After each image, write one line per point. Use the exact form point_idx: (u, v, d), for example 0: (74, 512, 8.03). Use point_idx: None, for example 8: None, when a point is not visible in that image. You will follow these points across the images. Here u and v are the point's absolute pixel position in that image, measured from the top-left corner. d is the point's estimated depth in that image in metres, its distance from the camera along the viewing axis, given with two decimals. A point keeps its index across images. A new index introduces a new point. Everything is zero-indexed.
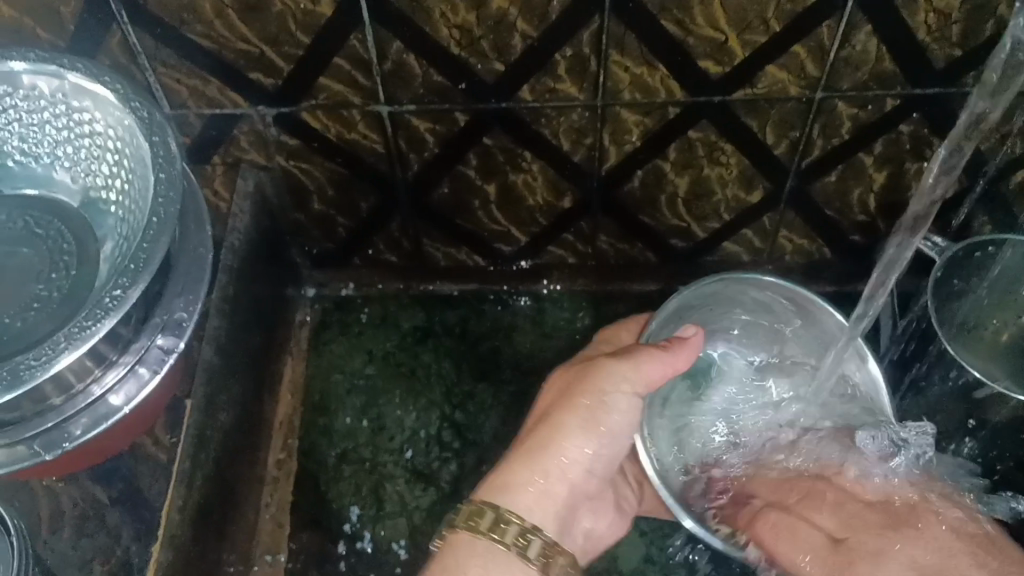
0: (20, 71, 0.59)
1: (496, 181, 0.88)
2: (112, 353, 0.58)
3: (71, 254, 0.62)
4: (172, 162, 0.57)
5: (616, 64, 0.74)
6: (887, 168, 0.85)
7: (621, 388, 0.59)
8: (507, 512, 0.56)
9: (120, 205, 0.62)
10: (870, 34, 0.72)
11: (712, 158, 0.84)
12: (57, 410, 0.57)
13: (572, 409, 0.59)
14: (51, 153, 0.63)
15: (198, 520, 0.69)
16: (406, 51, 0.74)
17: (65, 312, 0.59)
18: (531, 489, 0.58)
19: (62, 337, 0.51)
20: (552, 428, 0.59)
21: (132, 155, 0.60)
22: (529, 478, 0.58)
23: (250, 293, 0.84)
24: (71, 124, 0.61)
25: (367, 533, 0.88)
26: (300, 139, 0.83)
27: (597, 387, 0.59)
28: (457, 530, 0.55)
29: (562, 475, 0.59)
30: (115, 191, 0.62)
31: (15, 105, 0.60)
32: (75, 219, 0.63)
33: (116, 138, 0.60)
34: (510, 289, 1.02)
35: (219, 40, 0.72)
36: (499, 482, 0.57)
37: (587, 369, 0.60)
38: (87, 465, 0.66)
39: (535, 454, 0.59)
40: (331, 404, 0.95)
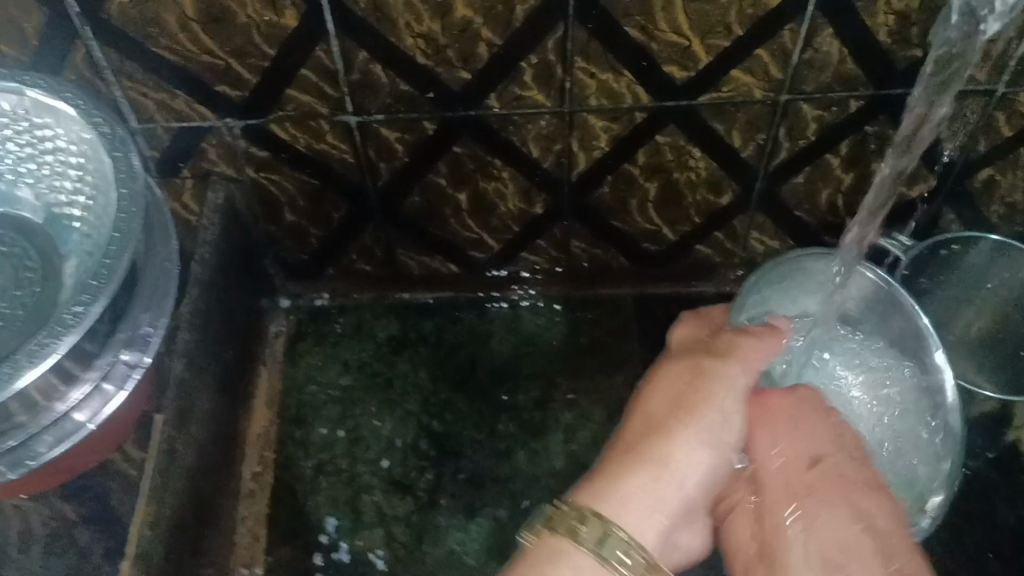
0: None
1: (466, 189, 0.88)
2: (78, 369, 0.57)
3: (34, 270, 0.61)
4: (134, 178, 0.57)
5: (581, 70, 0.75)
6: (854, 168, 0.85)
7: (729, 398, 0.56)
8: (616, 528, 0.49)
9: (85, 221, 0.62)
10: (832, 36, 0.72)
11: (681, 162, 0.85)
12: (22, 428, 0.56)
13: (694, 414, 0.54)
14: (13, 170, 0.63)
15: (172, 535, 0.69)
16: (372, 62, 0.74)
17: (31, 326, 0.58)
18: (643, 502, 0.51)
19: (24, 353, 0.51)
20: (653, 436, 0.53)
21: (95, 171, 0.60)
22: (641, 489, 0.51)
23: (223, 304, 0.84)
24: (33, 140, 0.61)
25: (344, 543, 0.87)
26: (269, 151, 0.83)
27: (709, 394, 0.55)
28: (551, 535, 0.48)
29: (677, 490, 0.52)
30: (79, 207, 0.62)
31: None
32: (37, 236, 0.62)
33: (78, 154, 0.60)
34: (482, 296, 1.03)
35: (183, 53, 0.72)
36: (601, 488, 0.51)
37: (696, 379, 0.56)
38: (56, 483, 0.66)
39: (634, 463, 0.52)
40: (307, 416, 0.95)
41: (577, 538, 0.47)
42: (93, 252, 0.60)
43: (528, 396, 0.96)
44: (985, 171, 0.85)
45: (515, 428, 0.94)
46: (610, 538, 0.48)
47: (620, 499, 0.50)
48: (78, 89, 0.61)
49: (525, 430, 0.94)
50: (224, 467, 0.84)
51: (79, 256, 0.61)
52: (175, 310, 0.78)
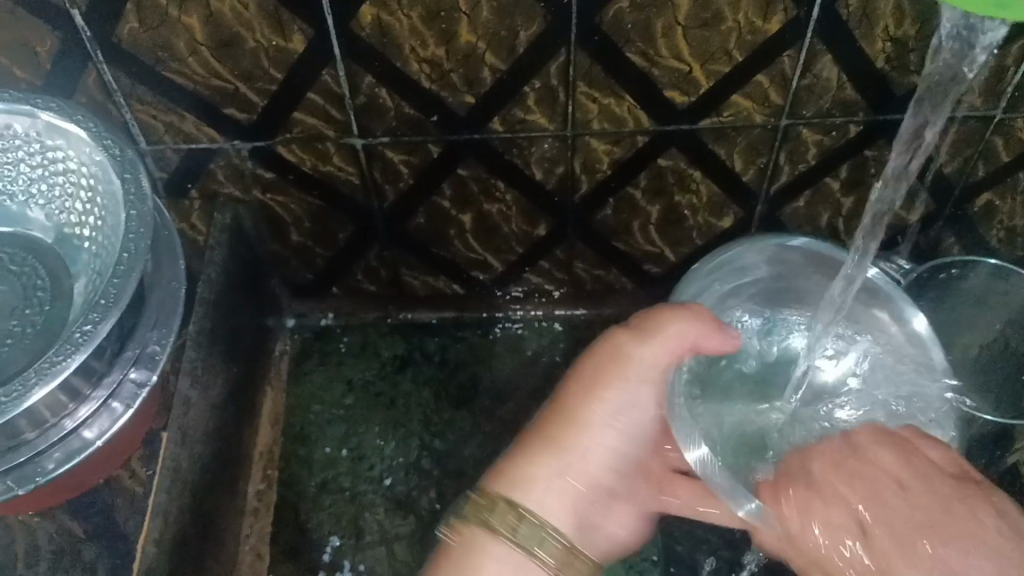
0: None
1: (471, 210, 0.89)
2: (86, 387, 0.58)
3: (45, 289, 0.62)
4: (144, 199, 0.58)
5: (584, 95, 0.76)
6: (854, 192, 0.86)
7: (641, 375, 0.65)
8: (523, 508, 0.60)
9: (95, 240, 0.63)
10: (831, 63, 0.73)
11: (682, 185, 0.86)
12: (30, 444, 0.57)
13: (592, 407, 0.65)
14: (26, 192, 0.64)
15: (175, 552, 0.69)
16: (378, 86, 0.75)
17: (40, 343, 0.59)
18: (552, 479, 0.62)
19: (34, 371, 0.52)
20: (572, 426, 0.64)
21: (105, 192, 0.61)
22: (553, 469, 0.63)
23: (229, 325, 0.85)
24: (44, 162, 0.62)
25: (346, 562, 0.88)
26: (276, 172, 0.84)
27: (610, 386, 0.65)
28: (464, 527, 0.60)
29: (584, 471, 0.64)
30: (89, 227, 0.63)
31: None
32: (48, 255, 0.63)
33: (89, 175, 0.61)
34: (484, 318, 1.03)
35: (192, 76, 0.74)
36: (516, 471, 0.62)
37: (607, 362, 0.66)
38: (62, 499, 0.67)
39: (552, 445, 0.63)
40: (311, 434, 0.96)
41: (501, 530, 0.59)
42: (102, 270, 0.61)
43: (530, 415, 0.96)
44: (985, 197, 0.86)
45: (518, 447, 0.94)
46: (536, 529, 0.60)
47: (525, 484, 0.62)
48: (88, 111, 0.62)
49: None
50: (228, 484, 0.84)
51: (88, 274, 0.62)
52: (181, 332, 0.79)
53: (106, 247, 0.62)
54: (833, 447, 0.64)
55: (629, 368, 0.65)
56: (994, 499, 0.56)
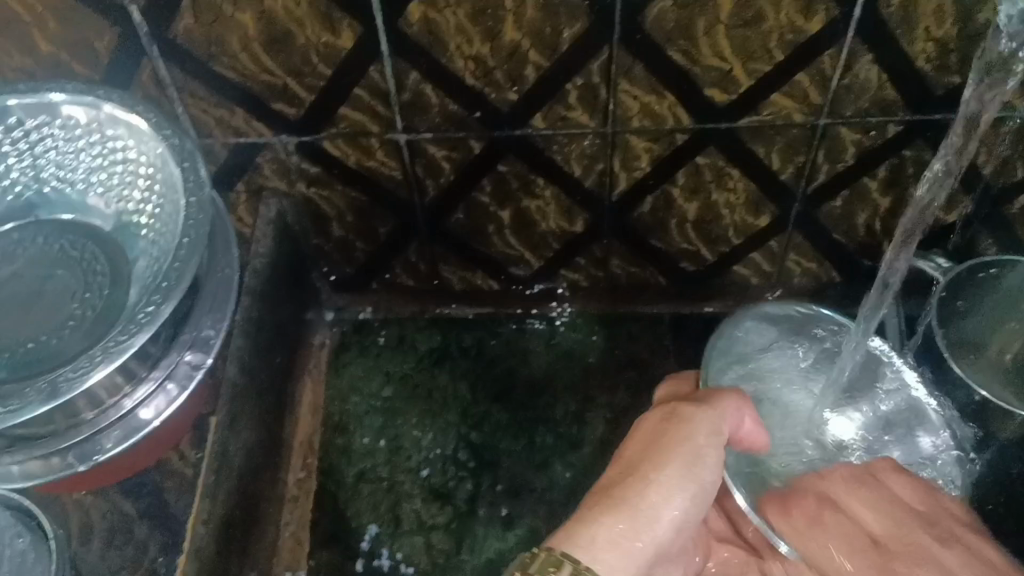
0: (59, 102, 0.63)
1: (510, 206, 0.90)
2: (143, 369, 0.60)
3: (105, 274, 0.64)
4: (201, 185, 0.61)
5: (625, 93, 0.77)
6: (891, 192, 0.87)
7: (714, 439, 0.57)
8: (583, 567, 0.50)
9: (152, 227, 0.64)
10: (871, 63, 0.74)
11: (720, 183, 0.87)
12: (90, 423, 0.59)
13: (660, 462, 0.56)
14: (87, 180, 0.66)
15: (222, 534, 0.71)
16: (423, 82, 0.77)
17: (100, 328, 0.61)
18: (607, 538, 0.53)
19: (99, 350, 0.54)
20: (634, 478, 0.56)
21: (163, 180, 0.63)
22: (614, 530, 0.53)
23: (273, 316, 0.87)
24: (104, 153, 0.65)
25: (384, 550, 0.89)
26: (321, 166, 0.86)
27: (679, 439, 0.57)
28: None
29: (653, 536, 0.54)
30: (147, 215, 0.65)
31: (52, 134, 0.64)
32: (109, 241, 0.65)
33: (147, 164, 0.64)
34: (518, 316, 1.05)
35: (243, 72, 0.76)
36: (573, 527, 0.53)
37: (672, 426, 0.57)
38: (116, 480, 0.69)
39: (618, 504, 0.54)
40: (350, 424, 0.98)
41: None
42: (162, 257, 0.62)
43: (565, 410, 0.98)
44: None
45: (553, 441, 0.96)
46: None
47: (589, 540, 0.52)
48: (147, 105, 0.65)
49: (562, 443, 0.95)
50: (270, 471, 0.86)
51: (147, 259, 0.64)
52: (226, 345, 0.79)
53: (162, 233, 0.64)
54: (850, 468, 0.62)
55: (688, 439, 0.57)
56: (976, 540, 0.57)
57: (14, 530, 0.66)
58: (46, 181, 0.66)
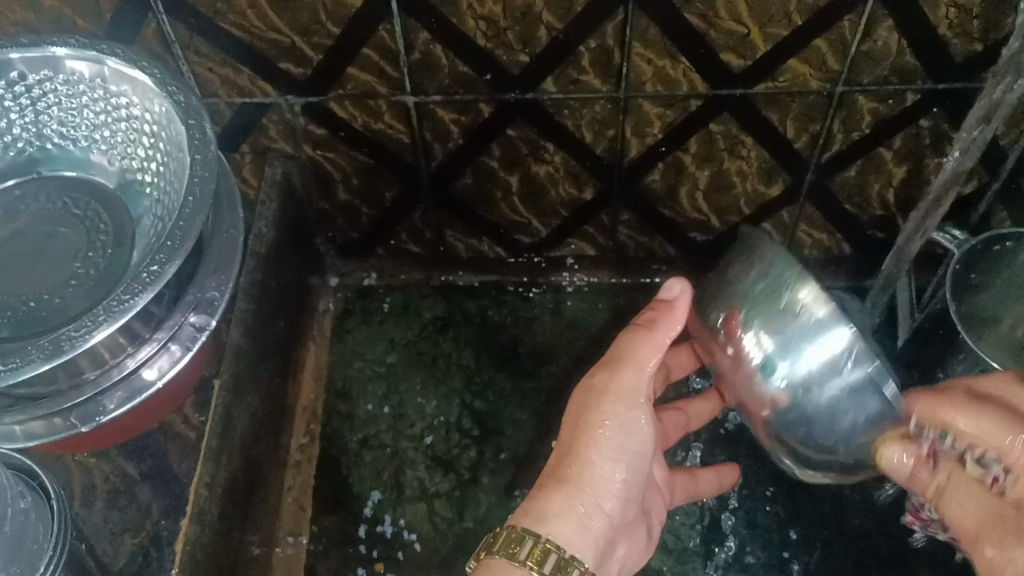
0: (61, 56, 0.61)
1: (518, 172, 0.89)
2: (146, 331, 0.59)
3: (108, 233, 0.63)
4: (205, 143, 0.58)
5: (639, 56, 0.76)
6: (906, 163, 0.85)
7: (626, 404, 0.60)
8: (545, 540, 0.57)
9: (156, 187, 0.64)
10: (891, 29, 0.72)
11: (733, 151, 0.85)
12: (92, 383, 0.58)
13: (586, 444, 0.60)
14: (89, 136, 0.65)
15: (224, 498, 0.71)
16: (433, 42, 0.75)
17: (100, 289, 0.60)
18: (566, 510, 0.59)
19: (104, 309, 0.52)
20: (574, 461, 0.60)
21: (168, 138, 0.62)
22: (565, 503, 0.59)
23: (277, 280, 0.86)
24: (110, 108, 0.63)
25: (387, 516, 0.89)
26: (327, 128, 0.84)
27: (598, 411, 0.60)
28: (491, 557, 0.56)
29: (601, 505, 0.60)
30: (151, 173, 0.64)
31: (54, 89, 0.62)
32: (112, 198, 0.65)
33: (152, 122, 0.62)
34: (524, 282, 1.04)
35: (250, 30, 0.74)
36: (529, 509, 0.59)
37: (591, 396, 0.61)
38: (117, 442, 0.68)
39: (563, 483, 0.60)
40: (354, 391, 0.97)
41: (530, 563, 0.55)
42: (164, 218, 0.61)
43: (571, 379, 0.97)
44: None
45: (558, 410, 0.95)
46: (552, 555, 0.56)
47: (547, 514, 0.59)
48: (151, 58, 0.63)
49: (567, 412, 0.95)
50: (273, 436, 0.86)
51: (152, 218, 0.63)
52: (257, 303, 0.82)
53: (166, 193, 0.63)
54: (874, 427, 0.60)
55: (614, 399, 0.60)
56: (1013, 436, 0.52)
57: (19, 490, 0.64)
58: (48, 136, 0.65)
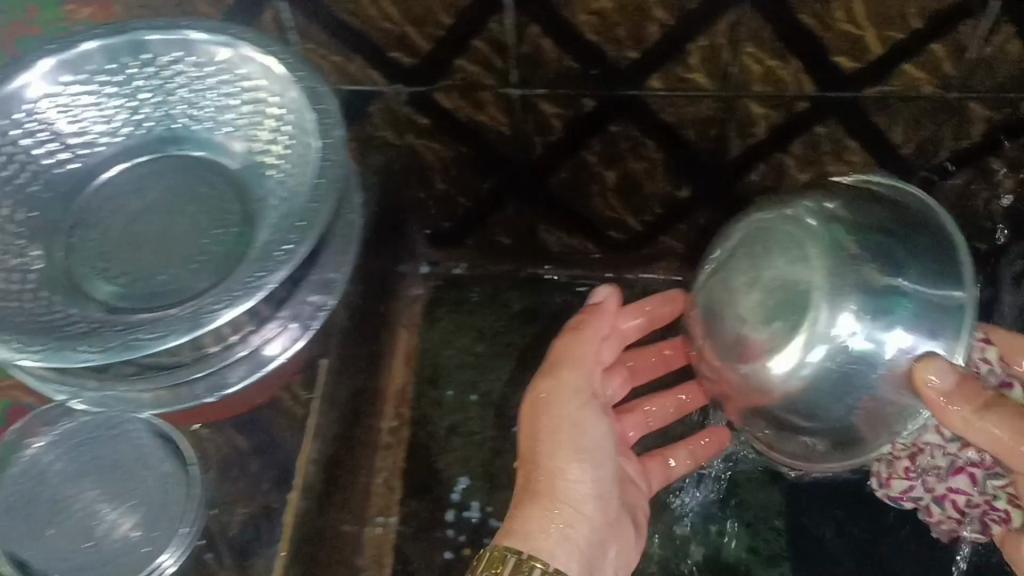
0: (195, 39, 0.64)
1: (616, 168, 0.89)
2: (267, 309, 0.61)
3: (234, 213, 0.64)
4: (336, 126, 0.63)
5: (750, 56, 0.76)
6: (1016, 173, 0.84)
7: (574, 398, 0.67)
8: (527, 558, 0.60)
9: (281, 167, 0.65)
10: (1011, 36, 0.71)
11: (836, 155, 0.84)
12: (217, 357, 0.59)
13: (552, 452, 0.65)
14: (215, 120, 0.66)
15: (327, 475, 0.73)
16: (543, 36, 0.76)
17: (232, 263, 0.61)
18: (554, 530, 0.63)
19: (242, 284, 0.55)
20: (541, 472, 0.65)
21: (292, 120, 0.64)
22: (544, 519, 0.63)
23: (376, 265, 0.88)
24: (237, 92, 0.66)
25: (473, 503, 0.90)
26: (432, 118, 0.86)
27: (552, 412, 0.66)
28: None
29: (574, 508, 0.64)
30: (276, 154, 0.65)
31: (185, 70, 0.66)
32: (237, 181, 0.66)
33: (277, 103, 0.65)
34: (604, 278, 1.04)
35: (365, 20, 0.76)
36: (511, 529, 0.63)
37: (539, 407, 0.67)
38: (234, 416, 0.69)
39: (537, 497, 0.64)
40: (442, 377, 0.99)
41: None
42: (292, 200, 0.62)
43: None
44: None
45: None
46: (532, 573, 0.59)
47: (526, 536, 0.62)
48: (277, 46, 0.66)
49: None
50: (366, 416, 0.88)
51: (276, 197, 0.64)
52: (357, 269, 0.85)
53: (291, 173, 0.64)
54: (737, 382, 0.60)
55: (550, 406, 0.66)
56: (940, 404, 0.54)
57: (159, 454, 0.66)
58: (175, 119, 0.66)
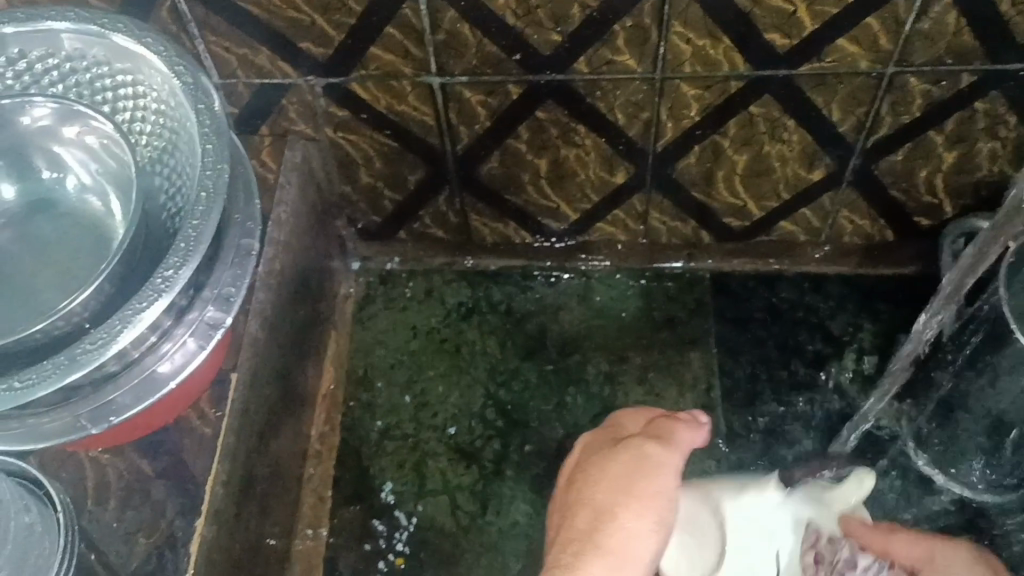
0: (59, 29, 0.60)
1: (546, 155, 0.85)
2: (169, 320, 0.58)
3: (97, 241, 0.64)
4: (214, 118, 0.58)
5: (677, 35, 0.71)
6: (958, 148, 0.81)
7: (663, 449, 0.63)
8: None
9: (154, 166, 0.62)
10: (948, 6, 0.68)
11: (774, 135, 0.81)
12: (115, 379, 0.57)
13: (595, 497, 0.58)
14: (57, 112, 0.62)
15: (241, 496, 0.69)
16: (460, 21, 0.71)
17: (94, 258, 0.64)
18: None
19: (151, 287, 0.53)
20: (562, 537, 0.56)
21: (174, 124, 0.61)
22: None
23: (298, 266, 0.83)
24: (106, 88, 0.63)
25: (406, 508, 0.87)
26: (349, 110, 0.81)
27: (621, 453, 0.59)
28: None
29: None
30: (145, 160, 0.63)
31: (50, 68, 0.62)
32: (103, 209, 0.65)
33: (158, 101, 0.61)
34: (538, 265, 1.01)
35: (269, 9, 0.70)
36: None
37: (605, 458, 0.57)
38: (133, 438, 0.67)
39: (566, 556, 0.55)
40: (373, 378, 0.95)
41: None
42: (183, 192, 0.60)
43: (598, 369, 0.94)
44: None
45: (584, 402, 0.92)
46: None
47: None
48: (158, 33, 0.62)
49: (595, 404, 0.92)
50: (292, 426, 0.84)
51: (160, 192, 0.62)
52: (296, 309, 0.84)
53: (172, 171, 0.62)
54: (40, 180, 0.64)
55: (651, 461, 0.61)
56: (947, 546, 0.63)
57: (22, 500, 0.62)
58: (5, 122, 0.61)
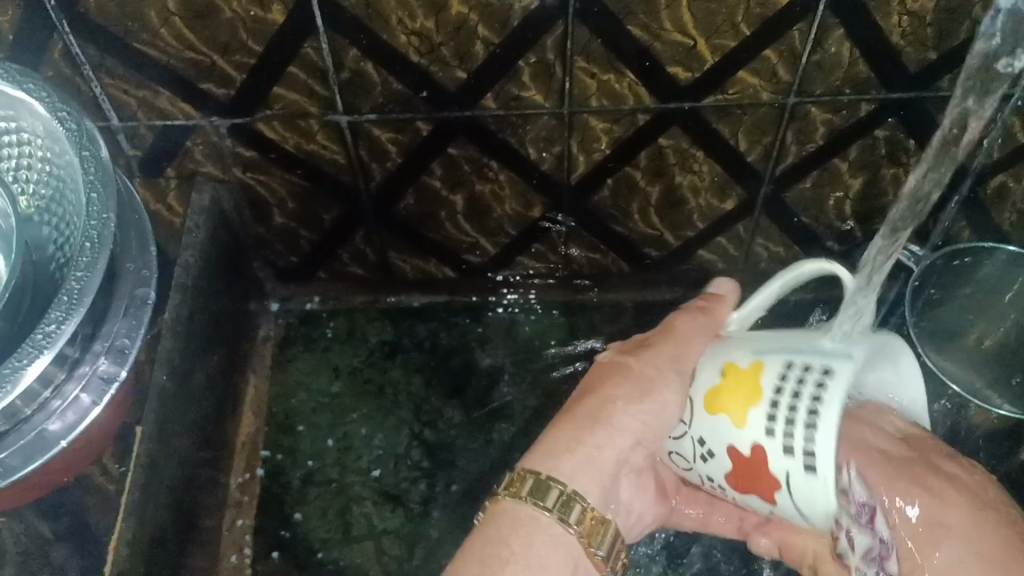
0: None
1: (462, 191, 0.85)
2: (61, 374, 0.57)
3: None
4: (104, 173, 0.58)
5: (582, 70, 0.72)
6: (863, 174, 0.83)
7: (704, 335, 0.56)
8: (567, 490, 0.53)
9: (46, 212, 0.62)
10: (843, 37, 0.69)
11: (684, 165, 0.82)
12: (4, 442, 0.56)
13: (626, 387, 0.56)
14: None
15: (150, 554, 0.67)
16: (363, 59, 0.71)
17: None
18: (581, 458, 0.54)
19: (32, 343, 0.52)
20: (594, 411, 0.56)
21: (61, 165, 0.61)
22: (582, 453, 0.54)
23: (210, 309, 0.81)
24: None
25: (330, 556, 0.85)
26: (257, 150, 0.80)
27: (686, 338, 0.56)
28: (497, 500, 0.54)
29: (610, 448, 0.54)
30: (31, 201, 0.62)
31: None
32: None
33: (42, 147, 0.61)
34: (460, 298, 1.00)
35: (166, 50, 0.69)
36: (548, 451, 0.55)
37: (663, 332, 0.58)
38: (27, 500, 0.65)
39: (578, 426, 0.55)
40: (294, 423, 0.93)
41: (536, 498, 0.53)
42: (70, 242, 0.61)
43: (524, 404, 0.94)
44: (998, 178, 0.82)
45: (511, 438, 0.92)
46: (576, 505, 0.53)
47: (576, 457, 0.54)
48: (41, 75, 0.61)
49: (522, 440, 0.91)
50: (208, 475, 0.81)
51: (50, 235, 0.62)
52: (210, 356, 0.81)
53: (61, 221, 0.62)
54: None
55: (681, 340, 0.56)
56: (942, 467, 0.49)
57: None
58: None
